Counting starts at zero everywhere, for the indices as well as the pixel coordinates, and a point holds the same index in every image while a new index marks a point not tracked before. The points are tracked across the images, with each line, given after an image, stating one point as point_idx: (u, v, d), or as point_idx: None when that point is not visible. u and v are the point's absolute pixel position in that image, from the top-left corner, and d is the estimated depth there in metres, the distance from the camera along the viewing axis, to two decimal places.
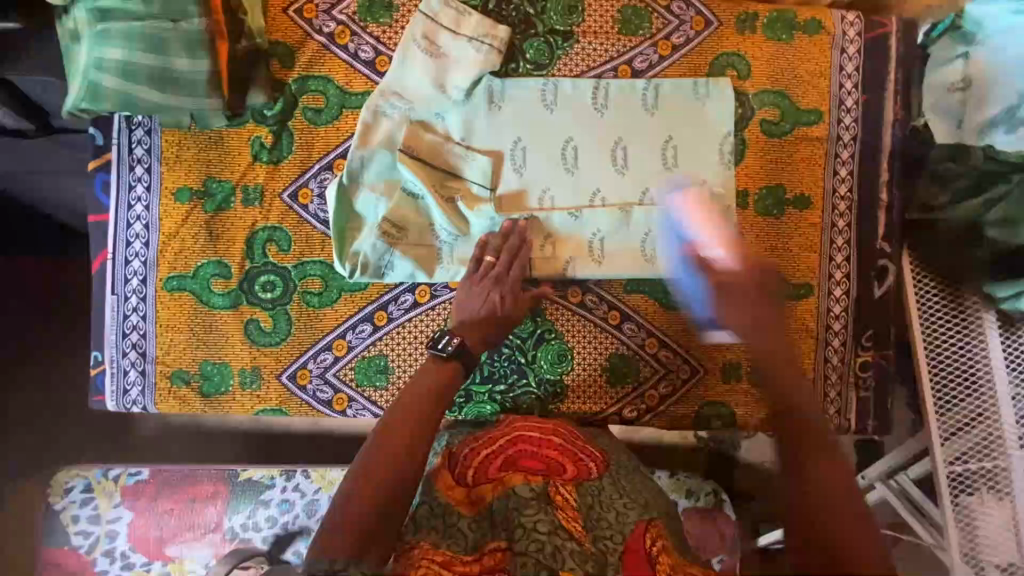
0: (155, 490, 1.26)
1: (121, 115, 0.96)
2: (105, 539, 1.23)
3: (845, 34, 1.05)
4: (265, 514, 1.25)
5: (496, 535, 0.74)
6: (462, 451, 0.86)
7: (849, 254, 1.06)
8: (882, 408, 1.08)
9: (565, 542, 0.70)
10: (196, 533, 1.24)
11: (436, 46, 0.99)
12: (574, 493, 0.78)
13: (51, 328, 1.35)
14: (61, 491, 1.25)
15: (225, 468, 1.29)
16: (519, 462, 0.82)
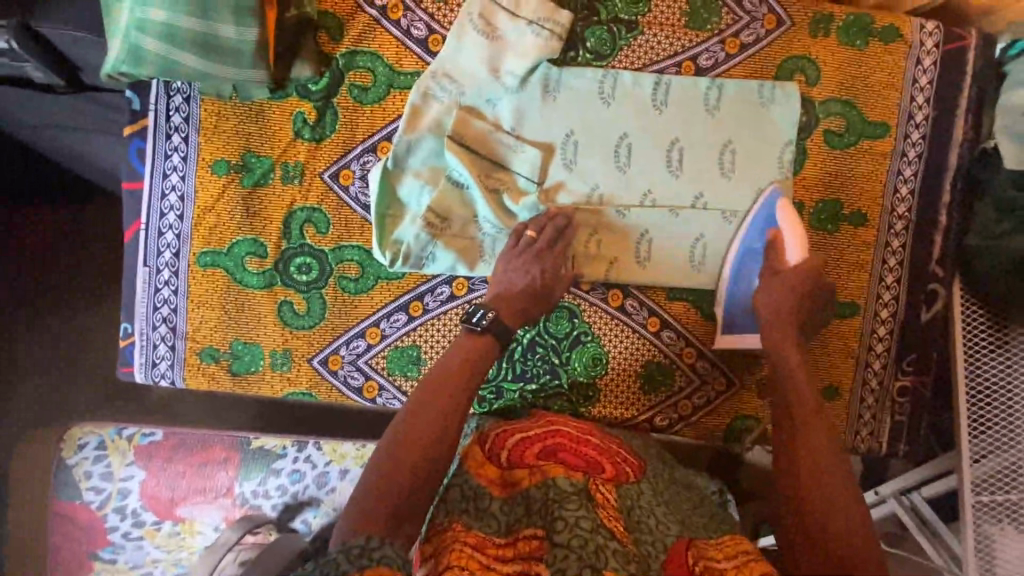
0: (169, 452, 1.26)
1: (160, 80, 0.92)
2: (117, 497, 1.23)
3: (924, 44, 0.99)
4: (275, 483, 1.25)
5: (532, 522, 0.72)
6: (491, 432, 0.84)
7: (899, 275, 1.03)
8: (914, 432, 1.07)
9: (608, 542, 0.66)
10: (207, 496, 1.24)
11: (493, 28, 0.93)
12: (613, 494, 0.76)
13: (72, 286, 1.33)
14: (75, 446, 1.25)
15: (238, 434, 1.29)
16: (557, 454, 0.80)
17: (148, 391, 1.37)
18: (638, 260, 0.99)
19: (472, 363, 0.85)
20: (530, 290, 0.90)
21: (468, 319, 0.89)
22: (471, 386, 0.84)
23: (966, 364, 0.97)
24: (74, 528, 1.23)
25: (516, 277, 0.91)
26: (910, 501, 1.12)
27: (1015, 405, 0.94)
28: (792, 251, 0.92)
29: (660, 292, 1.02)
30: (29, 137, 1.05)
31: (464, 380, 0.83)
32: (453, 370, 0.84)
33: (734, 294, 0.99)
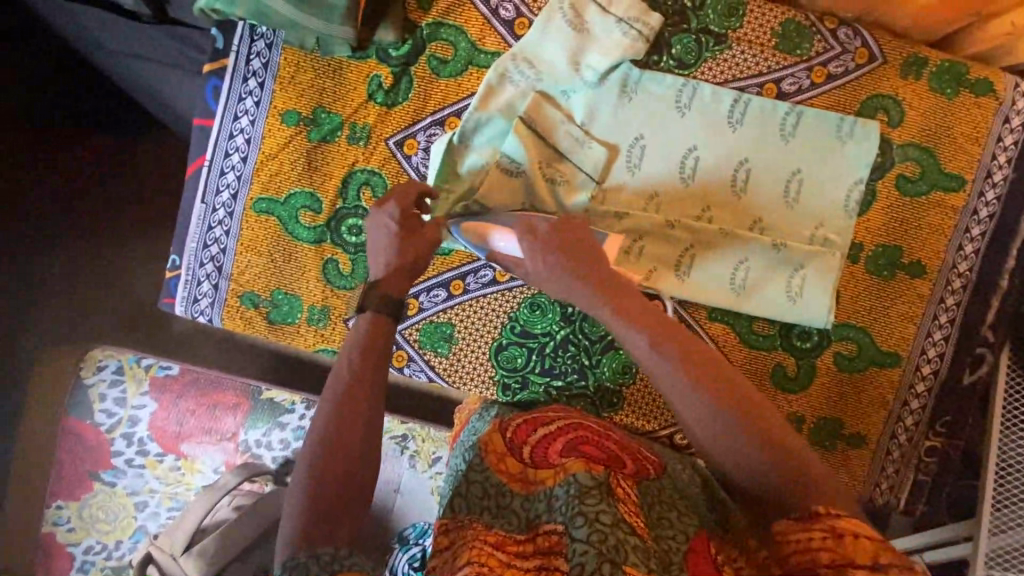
0: (182, 388, 1.28)
1: (246, 23, 0.93)
2: (126, 423, 1.26)
3: (1015, 103, 0.96)
4: (280, 436, 1.27)
5: (553, 517, 0.70)
6: (514, 422, 0.87)
7: (948, 334, 1.01)
8: (935, 495, 1.05)
9: (628, 536, 0.64)
10: (212, 437, 1.26)
11: (581, 20, 0.92)
12: (634, 489, 0.75)
13: (117, 212, 1.35)
14: (94, 367, 1.28)
15: (250, 381, 1.31)
16: (579, 447, 0.80)
17: (168, 325, 1.38)
18: (678, 273, 0.98)
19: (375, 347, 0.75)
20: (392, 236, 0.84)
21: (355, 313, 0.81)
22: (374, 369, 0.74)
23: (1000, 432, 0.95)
24: (81, 446, 1.26)
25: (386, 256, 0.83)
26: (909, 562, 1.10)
27: None
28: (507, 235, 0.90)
29: (702, 311, 1.01)
30: (103, 60, 1.05)
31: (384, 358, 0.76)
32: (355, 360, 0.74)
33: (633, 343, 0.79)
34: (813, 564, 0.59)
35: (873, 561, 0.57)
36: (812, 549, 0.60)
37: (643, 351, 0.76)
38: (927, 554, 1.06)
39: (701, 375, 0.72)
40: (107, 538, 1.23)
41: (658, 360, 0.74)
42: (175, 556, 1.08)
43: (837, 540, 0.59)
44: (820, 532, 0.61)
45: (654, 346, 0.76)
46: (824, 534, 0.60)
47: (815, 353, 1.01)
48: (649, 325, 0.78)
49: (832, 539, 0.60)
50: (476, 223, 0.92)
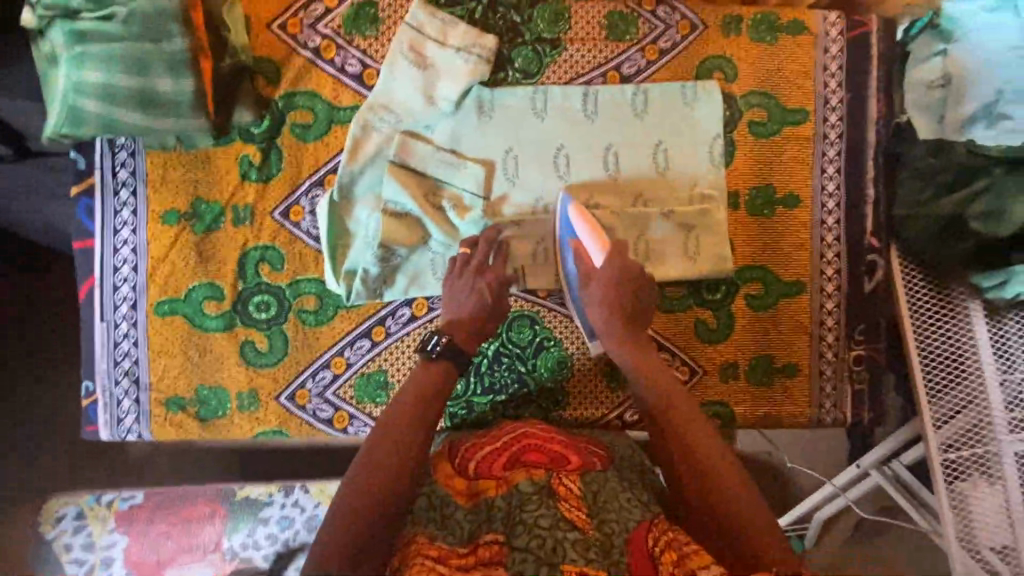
0: (150, 514, 1.22)
1: (103, 139, 0.94)
2: (100, 567, 1.18)
3: (828, 34, 1.06)
4: (265, 532, 1.22)
5: (493, 527, 0.74)
6: (462, 444, 0.87)
7: (838, 251, 1.08)
8: (875, 399, 1.11)
9: (568, 534, 0.68)
10: (195, 555, 1.20)
11: (424, 57, 0.97)
12: (577, 483, 0.77)
13: None
14: (53, 518, 1.20)
15: (221, 486, 1.26)
16: (523, 458, 0.82)
17: (123, 452, 1.33)
18: None
19: (428, 392, 0.85)
20: (484, 313, 0.93)
21: (423, 347, 0.90)
22: (426, 415, 0.82)
23: (914, 332, 1.05)
24: None
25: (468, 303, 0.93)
26: (893, 469, 1.19)
27: (965, 364, 1.04)
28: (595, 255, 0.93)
29: None
30: None
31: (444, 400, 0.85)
32: (411, 400, 0.83)
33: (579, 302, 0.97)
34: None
35: None
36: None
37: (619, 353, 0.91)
38: (905, 455, 1.16)
39: (647, 368, 0.88)
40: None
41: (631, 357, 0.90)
42: None
43: None
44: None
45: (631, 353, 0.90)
46: None
47: (728, 300, 1.07)
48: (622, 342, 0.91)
49: None
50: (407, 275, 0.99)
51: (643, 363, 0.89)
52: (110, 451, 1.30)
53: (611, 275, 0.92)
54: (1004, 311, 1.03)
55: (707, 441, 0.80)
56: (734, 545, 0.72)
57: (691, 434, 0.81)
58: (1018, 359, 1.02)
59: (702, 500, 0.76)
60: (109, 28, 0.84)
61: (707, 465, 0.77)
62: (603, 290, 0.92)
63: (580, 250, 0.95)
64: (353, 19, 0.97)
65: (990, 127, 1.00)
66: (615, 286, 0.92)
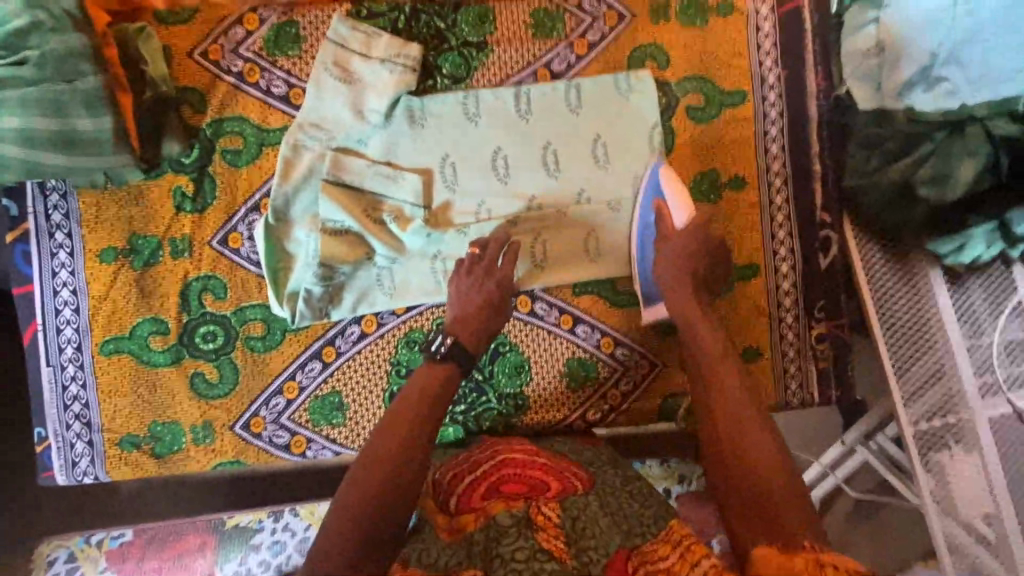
0: (142, 550, 1.21)
1: (33, 183, 0.93)
2: None
3: (759, 12, 1.05)
4: (258, 559, 1.20)
5: (472, 564, 0.69)
6: (442, 473, 0.83)
7: (790, 229, 1.07)
8: (842, 376, 1.09)
9: (544, 566, 0.67)
10: None
11: (349, 72, 0.96)
12: (557, 510, 0.73)
13: None
14: (45, 564, 1.20)
15: (211, 517, 1.25)
16: (502, 488, 0.79)
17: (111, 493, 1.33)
18: (534, 261, 1.02)
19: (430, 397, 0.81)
20: (488, 310, 0.91)
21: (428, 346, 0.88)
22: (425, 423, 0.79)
23: (877, 308, 1.04)
24: None
25: (475, 299, 0.92)
26: (877, 445, 1.17)
27: (930, 334, 1.02)
28: (679, 214, 0.93)
29: (566, 290, 1.04)
30: None
31: (430, 413, 0.80)
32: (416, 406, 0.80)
33: (644, 268, 1.00)
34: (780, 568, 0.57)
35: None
36: (794, 571, 0.56)
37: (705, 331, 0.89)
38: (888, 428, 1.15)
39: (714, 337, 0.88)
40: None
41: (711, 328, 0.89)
42: None
43: (819, 566, 0.56)
44: (802, 560, 0.57)
45: (701, 329, 0.88)
46: (805, 558, 0.57)
47: None
48: (697, 322, 0.89)
49: (815, 563, 0.56)
50: (357, 291, 0.99)
51: (704, 327, 0.89)
52: (101, 493, 1.30)
53: (680, 252, 0.93)
54: (964, 276, 1.02)
55: (742, 420, 0.77)
56: (752, 515, 0.69)
57: (730, 409, 0.79)
58: (985, 324, 1.00)
59: (727, 480, 0.74)
60: (22, 72, 0.83)
61: (732, 431, 0.77)
62: (674, 251, 0.93)
63: (664, 209, 0.95)
64: (274, 40, 0.96)
65: (928, 91, 0.98)
66: (682, 246, 0.93)
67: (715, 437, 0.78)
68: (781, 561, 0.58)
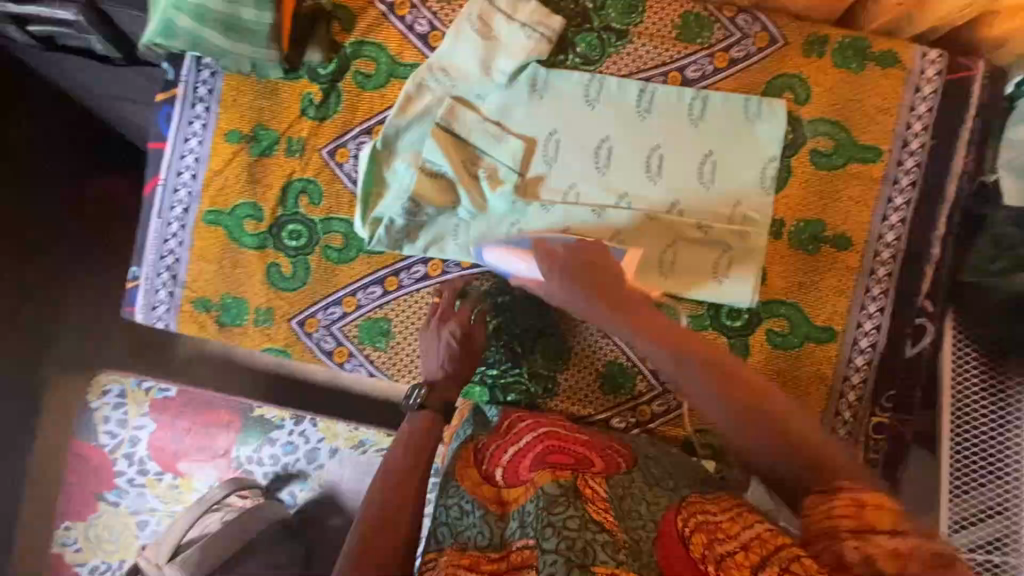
0: (179, 408, 1.35)
1: (191, 55, 1.03)
2: (127, 444, 1.34)
3: (923, 72, 0.97)
4: (269, 451, 1.34)
5: (525, 535, 0.72)
6: (487, 446, 0.87)
7: (884, 306, 0.99)
8: (891, 474, 1.01)
9: (596, 535, 0.66)
10: (206, 455, 1.34)
11: (489, 28, 0.99)
12: (603, 486, 0.75)
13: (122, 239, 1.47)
14: (100, 391, 1.37)
15: (241, 400, 1.37)
16: (547, 458, 0.81)
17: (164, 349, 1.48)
18: None
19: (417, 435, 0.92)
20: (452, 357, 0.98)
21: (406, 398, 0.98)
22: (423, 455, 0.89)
23: (953, 435, 0.95)
24: (88, 467, 1.35)
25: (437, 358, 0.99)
26: None
27: (1006, 467, 0.92)
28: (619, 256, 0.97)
29: None
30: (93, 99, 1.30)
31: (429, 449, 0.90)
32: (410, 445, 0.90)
33: None
34: (837, 529, 0.61)
35: (893, 526, 0.59)
36: (834, 516, 0.62)
37: (699, 390, 0.75)
38: None
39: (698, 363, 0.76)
40: (111, 558, 1.31)
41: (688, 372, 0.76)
42: (160, 564, 1.13)
43: (859, 509, 0.61)
44: (843, 501, 0.62)
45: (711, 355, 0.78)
46: (847, 502, 0.62)
47: (747, 332, 1.02)
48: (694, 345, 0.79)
49: (856, 507, 0.61)
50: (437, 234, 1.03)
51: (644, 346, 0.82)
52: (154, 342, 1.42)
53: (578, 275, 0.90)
54: None
55: (801, 424, 0.70)
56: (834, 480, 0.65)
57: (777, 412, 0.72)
58: None
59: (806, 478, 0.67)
60: None
61: (792, 431, 0.70)
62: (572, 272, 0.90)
63: None
64: None
65: None
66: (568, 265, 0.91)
67: (770, 444, 0.70)
68: (827, 509, 0.63)
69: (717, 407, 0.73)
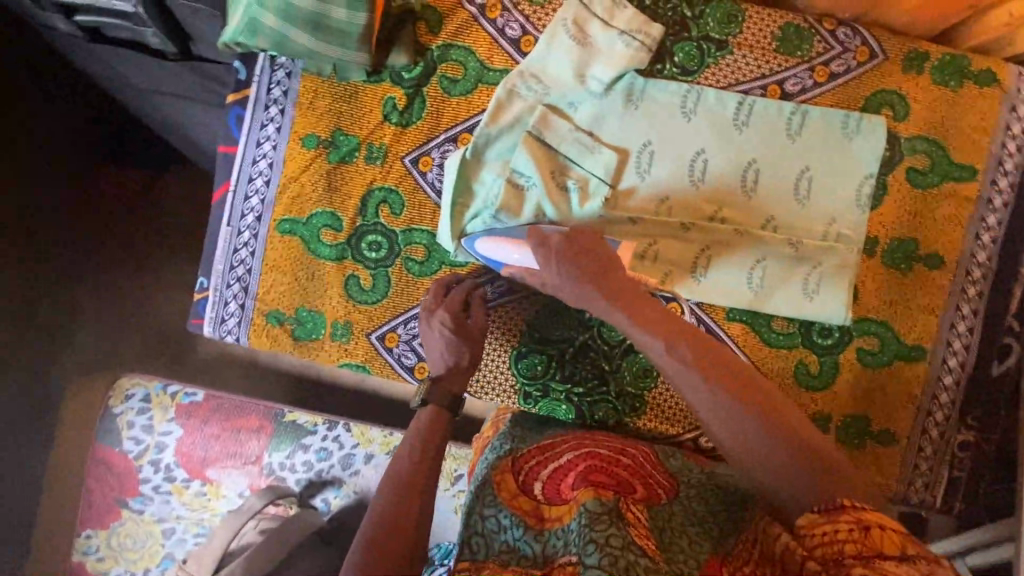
0: (207, 413, 1.26)
1: (266, 54, 0.97)
2: (153, 450, 1.24)
3: (1021, 91, 0.96)
4: (303, 458, 1.26)
5: (569, 550, 0.68)
6: (525, 457, 0.82)
7: (973, 326, 0.99)
8: (971, 491, 1.02)
9: (639, 559, 0.62)
10: (237, 462, 1.24)
11: (585, 33, 0.95)
12: (645, 514, 0.71)
13: (159, 238, 1.42)
14: (122, 396, 1.27)
15: (273, 405, 1.29)
16: (590, 477, 0.75)
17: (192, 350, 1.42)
18: (694, 275, 1.00)
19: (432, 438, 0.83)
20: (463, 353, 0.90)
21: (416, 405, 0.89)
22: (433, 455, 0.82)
23: None
24: (109, 473, 1.23)
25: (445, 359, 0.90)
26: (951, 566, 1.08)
27: None
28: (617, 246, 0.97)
29: (720, 311, 1.02)
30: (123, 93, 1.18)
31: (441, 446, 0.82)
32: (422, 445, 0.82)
33: None
34: (839, 555, 0.56)
35: (901, 551, 0.55)
36: (839, 540, 0.57)
37: (702, 402, 0.73)
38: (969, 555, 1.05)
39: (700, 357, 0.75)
40: (135, 567, 1.22)
41: (693, 384, 0.74)
42: None
43: (863, 532, 0.57)
44: (846, 524, 0.58)
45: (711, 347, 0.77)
46: (850, 525, 0.58)
47: (836, 350, 1.01)
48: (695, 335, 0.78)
49: (860, 531, 0.57)
50: None
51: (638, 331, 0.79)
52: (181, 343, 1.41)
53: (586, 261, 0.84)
54: None
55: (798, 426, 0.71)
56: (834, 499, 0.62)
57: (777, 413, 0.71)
58: None
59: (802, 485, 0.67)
60: None
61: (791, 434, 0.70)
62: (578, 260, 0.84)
63: None
64: None
65: None
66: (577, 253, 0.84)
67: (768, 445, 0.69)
68: (827, 529, 0.59)
69: (721, 419, 0.72)
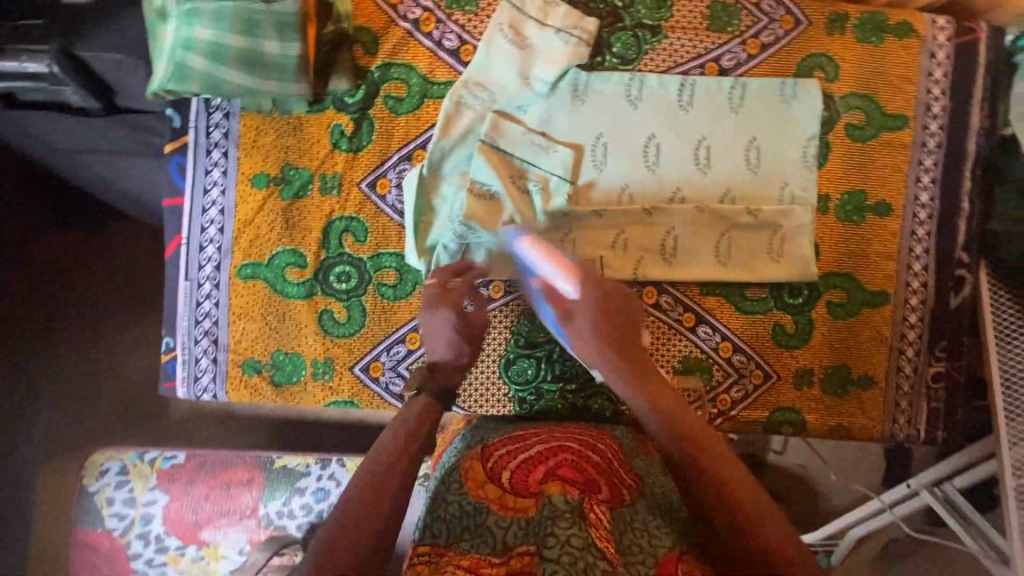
0: (192, 474, 1.20)
1: (200, 98, 0.94)
2: (139, 523, 1.17)
3: (935, 38, 1.02)
4: (299, 502, 1.19)
5: (528, 539, 0.67)
6: (496, 448, 0.80)
7: (927, 263, 1.05)
8: (951, 418, 1.06)
9: (597, 563, 0.61)
10: (231, 519, 1.18)
11: (523, 36, 0.96)
12: (608, 516, 0.69)
13: (118, 301, 1.35)
14: (96, 472, 1.19)
15: (260, 453, 1.23)
16: (558, 471, 0.73)
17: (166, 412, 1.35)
18: (664, 257, 1.01)
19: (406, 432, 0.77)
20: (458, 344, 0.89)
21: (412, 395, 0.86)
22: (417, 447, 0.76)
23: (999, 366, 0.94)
24: (98, 556, 1.17)
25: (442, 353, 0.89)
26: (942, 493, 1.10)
27: None
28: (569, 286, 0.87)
29: (695, 287, 1.04)
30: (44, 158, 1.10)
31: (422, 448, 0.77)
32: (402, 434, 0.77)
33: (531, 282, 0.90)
34: None
35: None
36: None
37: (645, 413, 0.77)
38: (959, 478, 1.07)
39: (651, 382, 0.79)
40: None
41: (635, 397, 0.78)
42: None
43: None
44: None
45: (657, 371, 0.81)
46: None
47: (808, 308, 1.05)
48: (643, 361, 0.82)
49: None
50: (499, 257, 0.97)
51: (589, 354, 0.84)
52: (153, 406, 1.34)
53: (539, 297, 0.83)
54: None
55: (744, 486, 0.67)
56: None
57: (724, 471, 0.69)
58: None
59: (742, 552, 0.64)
60: None
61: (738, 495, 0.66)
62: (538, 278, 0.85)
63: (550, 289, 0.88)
64: None
65: None
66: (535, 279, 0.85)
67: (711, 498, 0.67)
68: None
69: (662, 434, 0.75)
